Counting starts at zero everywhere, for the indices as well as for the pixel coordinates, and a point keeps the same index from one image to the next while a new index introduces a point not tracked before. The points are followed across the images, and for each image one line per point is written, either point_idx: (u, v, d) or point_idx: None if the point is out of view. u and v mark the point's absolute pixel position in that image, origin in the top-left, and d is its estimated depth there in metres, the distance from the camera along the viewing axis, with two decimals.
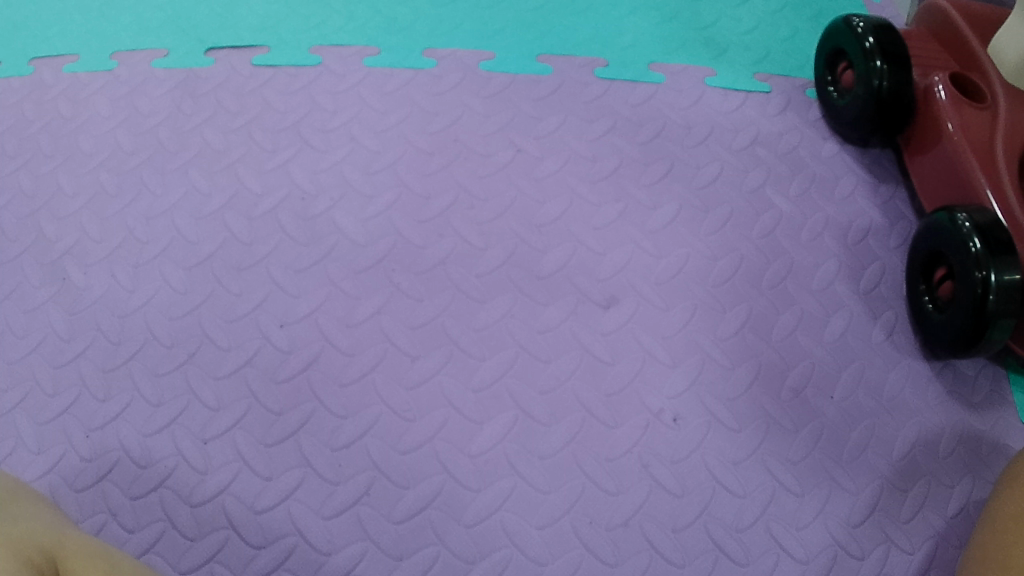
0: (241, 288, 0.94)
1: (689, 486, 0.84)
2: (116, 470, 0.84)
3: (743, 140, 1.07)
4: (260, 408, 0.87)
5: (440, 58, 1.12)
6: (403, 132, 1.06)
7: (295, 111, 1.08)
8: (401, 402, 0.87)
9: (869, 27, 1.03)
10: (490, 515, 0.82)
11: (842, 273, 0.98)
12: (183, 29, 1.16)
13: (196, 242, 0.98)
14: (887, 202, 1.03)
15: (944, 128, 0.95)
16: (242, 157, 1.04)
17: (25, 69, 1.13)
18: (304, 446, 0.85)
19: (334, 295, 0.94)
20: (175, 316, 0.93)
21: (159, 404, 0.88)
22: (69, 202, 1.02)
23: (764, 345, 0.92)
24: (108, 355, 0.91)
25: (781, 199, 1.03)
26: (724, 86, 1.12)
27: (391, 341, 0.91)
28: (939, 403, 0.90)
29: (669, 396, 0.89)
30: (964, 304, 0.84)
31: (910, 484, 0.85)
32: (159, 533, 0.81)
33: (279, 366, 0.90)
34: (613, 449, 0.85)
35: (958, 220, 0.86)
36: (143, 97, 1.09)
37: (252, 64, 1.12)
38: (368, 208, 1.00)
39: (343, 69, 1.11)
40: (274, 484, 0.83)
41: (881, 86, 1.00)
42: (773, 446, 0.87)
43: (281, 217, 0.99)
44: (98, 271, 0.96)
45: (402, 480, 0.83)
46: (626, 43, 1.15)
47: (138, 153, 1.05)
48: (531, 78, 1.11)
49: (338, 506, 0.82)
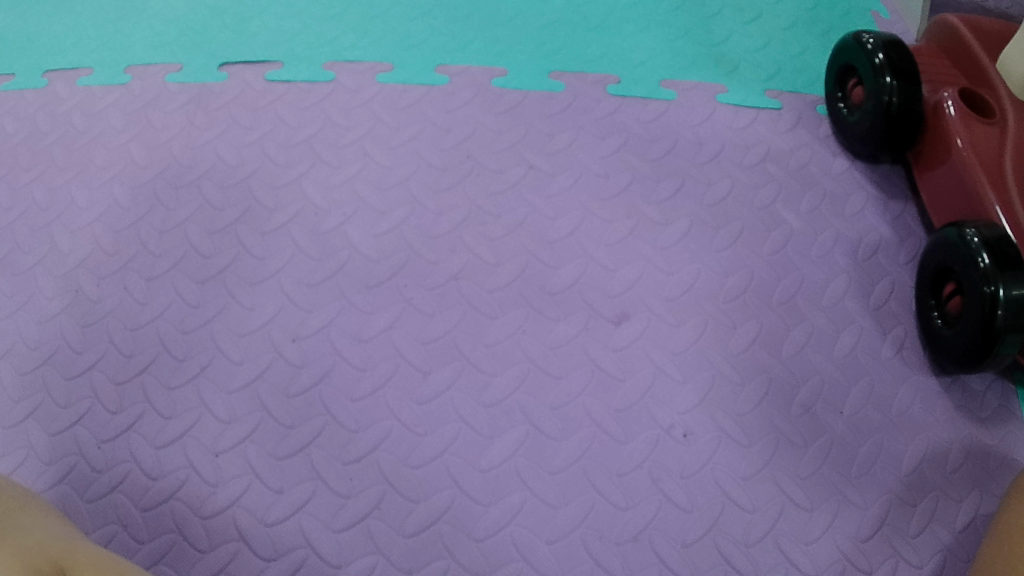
0: (254, 303, 0.95)
1: (698, 501, 0.84)
2: (127, 482, 0.85)
3: (753, 156, 1.08)
4: (272, 423, 0.88)
5: (452, 75, 1.13)
6: (415, 148, 1.06)
7: (308, 126, 1.08)
8: (413, 418, 0.88)
9: (880, 43, 1.03)
10: (500, 530, 0.82)
11: (852, 289, 0.98)
12: (197, 43, 1.17)
13: (210, 256, 0.98)
14: (897, 218, 1.04)
15: (953, 143, 0.96)
16: (254, 172, 1.05)
17: (39, 82, 1.14)
18: (315, 459, 0.86)
19: (347, 310, 0.94)
20: (188, 329, 0.93)
21: (170, 416, 0.88)
22: (81, 214, 1.02)
23: (775, 361, 0.93)
24: (120, 368, 0.91)
25: (791, 215, 1.03)
26: (735, 103, 1.12)
27: (402, 357, 0.91)
28: (948, 419, 0.90)
29: (679, 411, 0.89)
30: (973, 320, 0.85)
31: (919, 499, 0.85)
32: (169, 544, 0.82)
33: (292, 381, 0.90)
34: (623, 464, 0.86)
35: (967, 235, 0.87)
36: (157, 111, 1.10)
37: (266, 79, 1.13)
38: (380, 223, 1.00)
39: (357, 84, 1.12)
40: (285, 496, 0.84)
41: (892, 102, 1.00)
42: (782, 461, 0.87)
43: (294, 232, 1.00)
44: (112, 284, 0.97)
45: (413, 494, 0.84)
46: (637, 60, 1.16)
47: (151, 166, 1.06)
48: (542, 95, 1.11)
49: (348, 520, 0.83)
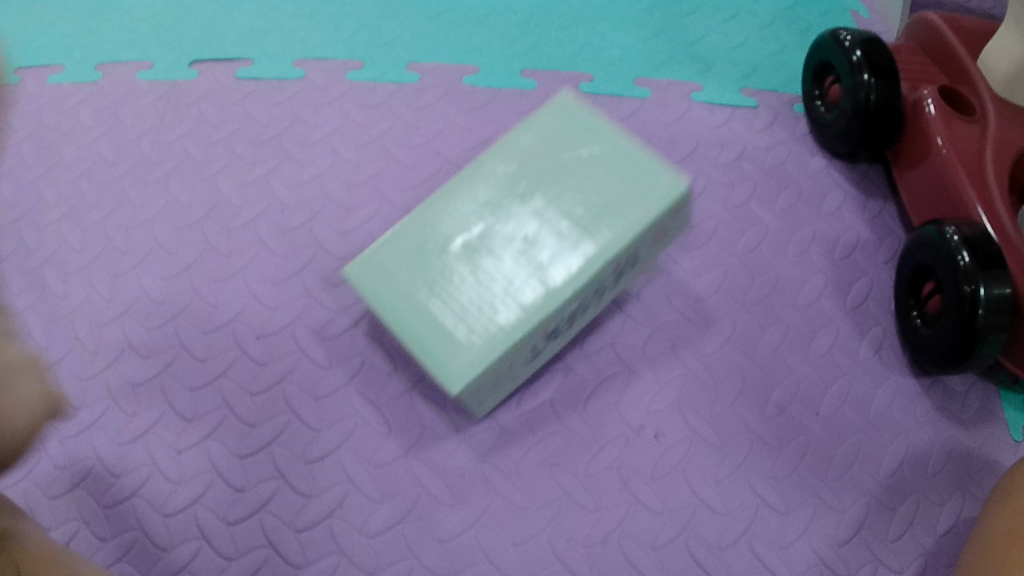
0: (218, 300, 0.93)
1: (669, 504, 0.83)
2: (89, 479, 0.83)
3: (729, 154, 1.07)
4: (234, 420, 0.86)
5: (424, 72, 1.11)
6: (385, 145, 1.05)
7: (277, 123, 1.07)
8: (378, 417, 0.86)
9: (857, 40, 1.02)
10: (465, 530, 0.81)
11: (829, 288, 0.97)
12: (168, 41, 1.15)
13: (175, 253, 0.97)
14: (875, 217, 1.03)
15: (933, 142, 0.95)
16: (223, 169, 1.03)
17: (10, 78, 1.12)
18: (277, 458, 0.84)
19: (311, 308, 0.93)
20: (152, 326, 0.92)
21: (134, 414, 0.87)
22: (49, 211, 1.00)
23: (749, 361, 0.91)
24: (85, 365, 0.90)
25: (767, 213, 1.02)
26: (710, 101, 1.11)
27: (368, 355, 0.90)
28: (926, 420, 0.89)
29: (649, 412, 0.88)
30: (952, 319, 0.83)
31: (898, 502, 0.84)
32: (132, 542, 0.80)
33: (255, 379, 0.88)
34: (592, 465, 0.84)
35: (947, 234, 0.85)
36: (127, 108, 1.09)
37: (235, 77, 1.11)
38: (347, 220, 0.99)
39: (327, 81, 1.10)
40: (246, 495, 0.82)
41: (870, 100, 0.99)
42: (757, 463, 0.86)
43: (260, 229, 0.98)
44: (77, 280, 0.95)
45: (376, 494, 0.82)
46: (613, 58, 1.15)
47: (120, 164, 1.04)
48: (514, 93, 1.10)
49: (310, 519, 0.81)
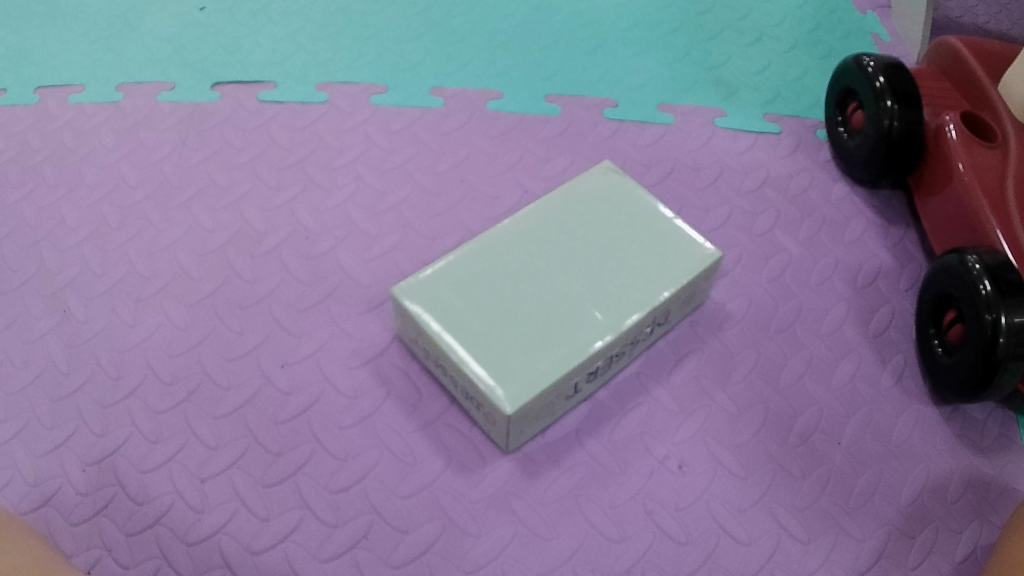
0: (242, 327, 0.93)
1: (693, 534, 0.82)
2: (112, 505, 0.83)
3: (752, 181, 1.07)
4: (259, 448, 0.86)
5: (447, 97, 1.12)
6: (409, 171, 1.05)
7: (300, 148, 1.07)
8: (403, 447, 0.86)
9: (881, 66, 1.01)
10: (491, 560, 0.80)
11: (852, 316, 0.97)
12: (189, 62, 1.16)
13: (199, 279, 0.97)
14: (896, 244, 1.03)
15: (955, 168, 0.94)
16: (246, 194, 1.03)
17: (30, 97, 1.12)
18: (303, 487, 0.84)
19: (337, 336, 0.93)
20: (175, 352, 0.92)
21: (157, 441, 0.86)
22: (70, 234, 1.00)
23: (772, 391, 0.91)
24: (108, 391, 0.89)
25: (789, 241, 1.02)
26: (733, 127, 1.12)
27: (393, 385, 0.90)
28: (947, 449, 0.89)
29: (674, 442, 0.88)
30: (974, 349, 0.83)
31: (918, 530, 0.84)
32: (154, 570, 0.79)
33: (280, 408, 0.88)
34: (617, 496, 0.84)
35: (968, 262, 0.85)
36: (149, 130, 1.09)
37: (258, 100, 1.12)
38: (372, 248, 0.99)
39: (350, 106, 1.11)
40: (271, 525, 0.82)
41: (892, 127, 0.98)
42: (780, 493, 0.85)
43: (284, 256, 0.98)
44: (98, 305, 0.95)
45: (401, 524, 0.82)
46: (636, 83, 1.15)
47: (142, 187, 1.04)
48: (538, 118, 1.11)
49: (335, 549, 0.81)
